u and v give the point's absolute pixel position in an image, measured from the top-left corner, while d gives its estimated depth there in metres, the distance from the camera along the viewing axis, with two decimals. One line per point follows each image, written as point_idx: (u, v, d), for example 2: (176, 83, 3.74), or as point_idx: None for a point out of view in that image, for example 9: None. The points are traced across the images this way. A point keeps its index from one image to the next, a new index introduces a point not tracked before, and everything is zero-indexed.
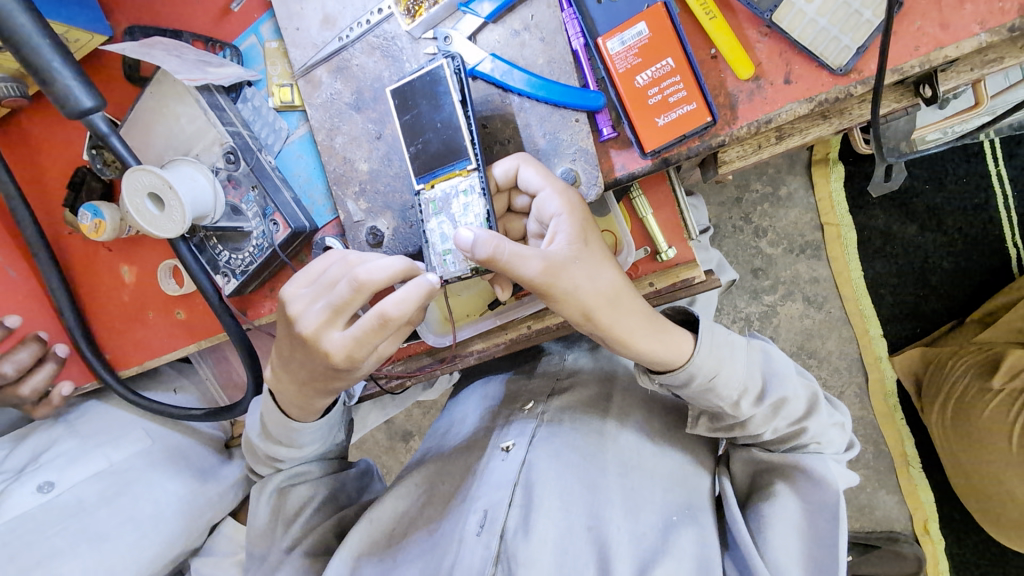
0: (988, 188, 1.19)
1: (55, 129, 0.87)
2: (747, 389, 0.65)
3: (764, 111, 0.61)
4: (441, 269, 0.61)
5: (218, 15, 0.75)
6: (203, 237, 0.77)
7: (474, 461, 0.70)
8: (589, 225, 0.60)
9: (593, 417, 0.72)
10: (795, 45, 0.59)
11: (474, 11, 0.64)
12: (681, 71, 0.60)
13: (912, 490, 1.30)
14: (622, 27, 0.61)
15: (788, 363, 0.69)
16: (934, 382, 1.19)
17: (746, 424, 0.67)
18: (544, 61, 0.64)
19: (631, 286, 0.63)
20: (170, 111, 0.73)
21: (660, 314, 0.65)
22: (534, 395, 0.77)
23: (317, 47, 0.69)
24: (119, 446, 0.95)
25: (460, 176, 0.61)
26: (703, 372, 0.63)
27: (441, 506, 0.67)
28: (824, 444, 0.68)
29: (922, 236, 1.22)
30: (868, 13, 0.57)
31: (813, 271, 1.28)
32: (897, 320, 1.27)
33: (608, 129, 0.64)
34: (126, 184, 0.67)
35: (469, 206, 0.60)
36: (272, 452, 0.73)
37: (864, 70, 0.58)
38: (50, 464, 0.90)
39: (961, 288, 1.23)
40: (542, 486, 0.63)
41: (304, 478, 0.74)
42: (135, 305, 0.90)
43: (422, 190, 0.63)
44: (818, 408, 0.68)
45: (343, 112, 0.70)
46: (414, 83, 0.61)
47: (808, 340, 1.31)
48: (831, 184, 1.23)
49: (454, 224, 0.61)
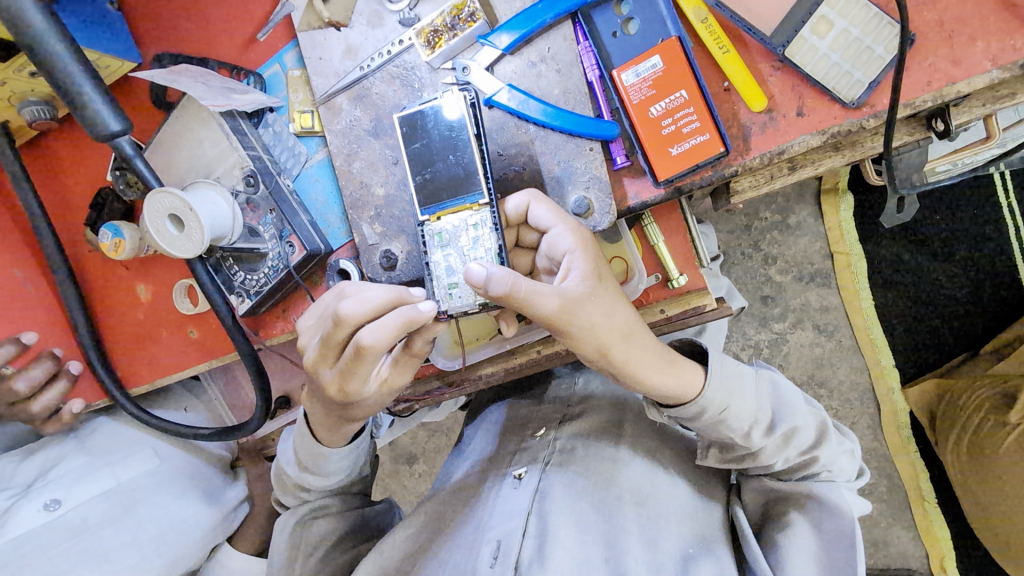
0: (1000, 220, 1.18)
1: (81, 151, 0.89)
2: (758, 420, 0.64)
3: (776, 143, 0.61)
4: (446, 303, 0.60)
5: (244, 44, 0.78)
6: (219, 257, 0.79)
7: (485, 490, 0.69)
8: (602, 262, 0.60)
9: (606, 444, 0.72)
10: (808, 79, 0.60)
11: (492, 43, 0.65)
12: (694, 103, 0.61)
13: (928, 527, 1.27)
14: (637, 60, 0.62)
15: (797, 392, 0.69)
16: (949, 415, 1.17)
17: (758, 455, 0.65)
18: (559, 92, 0.66)
19: (643, 323, 0.63)
20: (194, 135, 0.75)
21: (670, 349, 0.66)
22: (545, 421, 0.77)
23: (339, 76, 0.71)
24: (129, 464, 0.94)
25: (469, 210, 0.61)
26: (715, 404, 0.63)
27: (451, 534, 0.66)
28: (836, 472, 0.67)
29: (933, 266, 1.21)
30: (880, 49, 0.58)
31: (823, 300, 1.28)
32: (910, 351, 1.25)
33: (621, 158, 0.65)
34: (149, 206, 0.69)
35: (480, 239, 0.61)
36: (300, 480, 0.73)
37: (876, 104, 0.59)
38: (58, 480, 0.89)
39: (973, 320, 1.22)
40: (555, 516, 0.63)
41: (325, 512, 0.74)
42: (149, 324, 0.91)
43: (426, 221, 0.62)
44: (828, 436, 0.67)
45: (361, 139, 0.71)
46: (425, 112, 0.61)
47: (818, 370, 1.30)
48: (840, 213, 1.24)
49: (462, 258, 0.61)
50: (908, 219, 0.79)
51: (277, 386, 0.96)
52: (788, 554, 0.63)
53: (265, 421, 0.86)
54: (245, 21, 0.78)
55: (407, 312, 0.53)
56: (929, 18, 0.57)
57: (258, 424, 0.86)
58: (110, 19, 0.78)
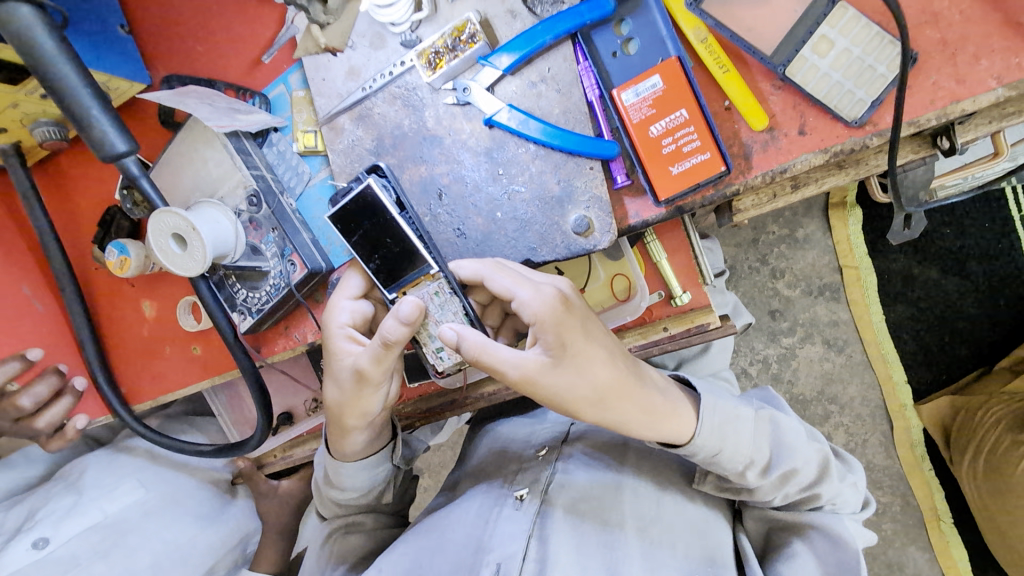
0: (1012, 234, 1.17)
1: (92, 169, 0.90)
2: (753, 461, 0.62)
3: (779, 162, 0.61)
4: (439, 364, 0.65)
5: (250, 65, 0.79)
6: (222, 275, 0.79)
7: (486, 508, 0.68)
8: (572, 327, 0.56)
9: (609, 465, 0.71)
10: (809, 98, 0.59)
11: (493, 64, 0.65)
12: (695, 122, 0.61)
13: (945, 549, 1.24)
14: (637, 79, 0.62)
15: (799, 430, 0.66)
16: (965, 432, 1.14)
17: (754, 491, 0.64)
18: (559, 111, 0.66)
19: (632, 377, 0.58)
20: (199, 155, 0.76)
21: (665, 401, 0.60)
22: (548, 442, 0.76)
23: (341, 97, 0.72)
24: (115, 497, 0.94)
25: (427, 281, 0.64)
26: (706, 449, 0.61)
27: (452, 553, 0.65)
28: (841, 505, 0.66)
29: (945, 280, 1.20)
30: (882, 67, 0.57)
31: (832, 314, 1.26)
32: (922, 366, 1.23)
33: (622, 177, 0.65)
34: (153, 225, 0.69)
35: (445, 304, 0.63)
36: (329, 493, 0.76)
37: (880, 122, 0.58)
38: (47, 518, 0.89)
39: (987, 335, 1.20)
40: (557, 540, 0.63)
41: (357, 528, 0.77)
42: (153, 340, 0.91)
43: (394, 298, 0.65)
44: (830, 473, 0.65)
45: (363, 158, 0.72)
46: (350, 205, 0.63)
47: (829, 385, 1.28)
48: (849, 227, 1.22)
49: (437, 324, 0.64)
50: (916, 234, 0.78)
51: (279, 402, 0.96)
52: None
53: (266, 437, 0.85)
54: (251, 43, 0.79)
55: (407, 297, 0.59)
56: (932, 36, 0.56)
57: (259, 440, 0.86)
58: (120, 41, 0.79)
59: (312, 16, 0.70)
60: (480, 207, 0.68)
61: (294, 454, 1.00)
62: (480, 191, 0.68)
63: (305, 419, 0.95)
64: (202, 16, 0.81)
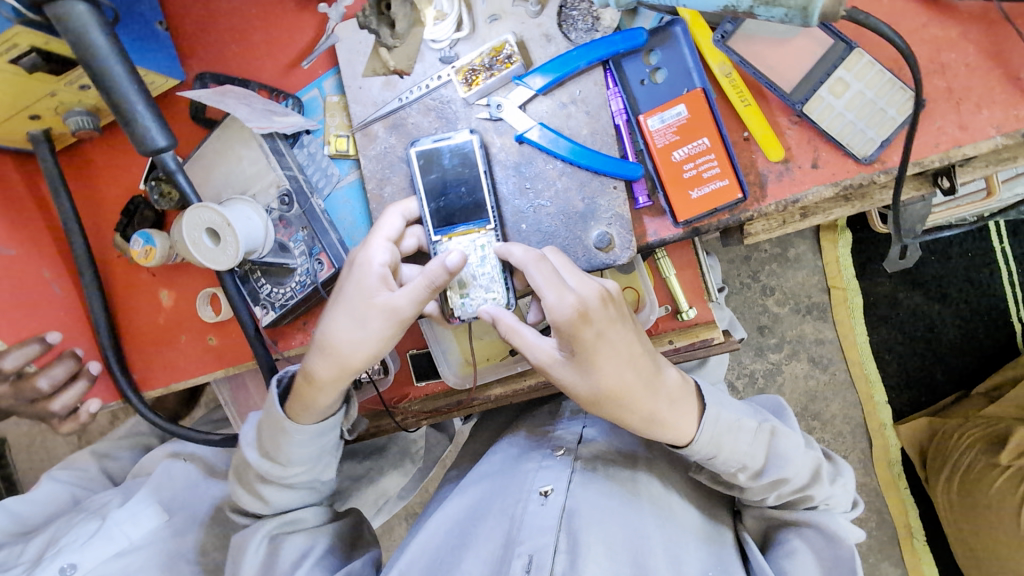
0: (992, 265, 1.23)
1: (117, 158, 0.92)
2: (747, 466, 0.66)
3: (791, 192, 0.65)
4: (459, 310, 0.69)
5: (286, 67, 0.82)
6: (248, 269, 0.81)
7: (511, 504, 0.71)
8: (589, 336, 0.59)
9: (623, 467, 0.74)
10: (823, 134, 0.64)
11: (527, 84, 0.69)
12: (716, 150, 0.65)
13: (916, 565, 1.30)
14: (663, 107, 0.66)
15: (799, 441, 0.69)
16: (941, 453, 1.20)
17: (745, 489, 0.70)
18: (587, 132, 0.69)
19: (640, 385, 0.61)
20: (235, 153, 0.78)
21: (669, 406, 0.63)
22: (563, 441, 0.78)
23: (377, 105, 0.75)
24: (137, 521, 0.89)
25: (478, 233, 0.69)
26: (703, 453, 0.66)
27: (479, 548, 0.69)
28: (833, 505, 0.71)
29: (927, 305, 1.26)
30: (892, 111, 0.62)
31: (819, 332, 1.32)
32: (901, 388, 1.29)
33: (643, 198, 0.69)
34: (188, 219, 0.72)
35: (486, 257, 0.68)
36: (262, 469, 0.71)
37: (887, 161, 0.62)
38: (69, 545, 0.85)
39: (966, 360, 1.27)
40: (586, 534, 0.65)
41: (298, 526, 0.75)
42: (169, 328, 0.93)
43: (441, 241, 0.68)
44: (821, 477, 0.69)
45: (394, 165, 0.74)
46: (440, 149, 0.69)
47: (812, 402, 1.33)
48: (838, 249, 1.28)
49: (473, 274, 0.68)
50: (909, 265, 0.84)
51: None
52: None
53: None
54: (289, 46, 0.82)
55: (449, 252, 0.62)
56: (939, 84, 0.61)
57: None
58: (159, 37, 0.81)
59: (381, 39, 0.73)
60: (505, 218, 0.71)
61: None
62: (506, 203, 0.71)
63: None
64: (239, 17, 0.83)
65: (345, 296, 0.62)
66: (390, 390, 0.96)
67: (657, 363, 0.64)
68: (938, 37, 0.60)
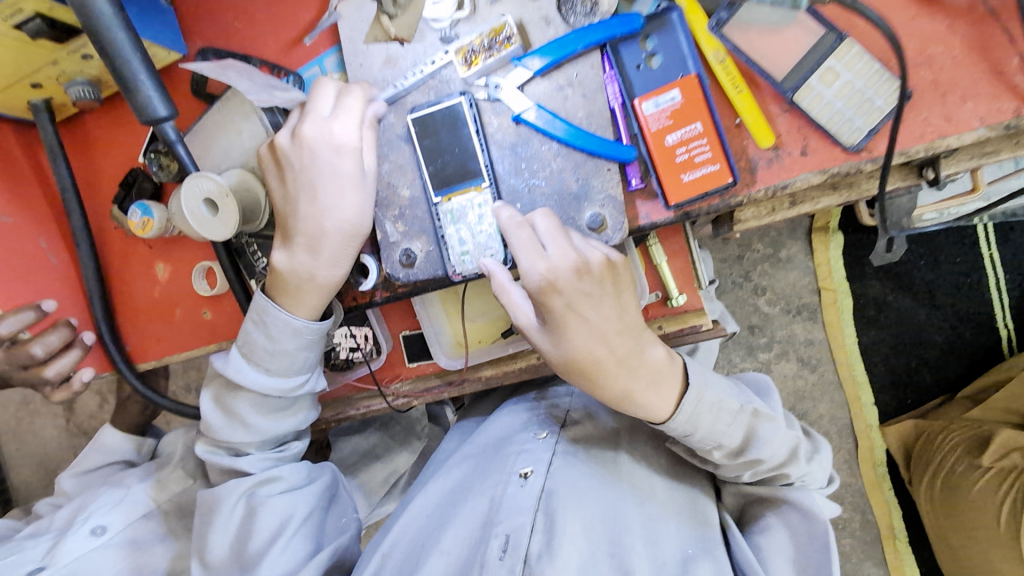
0: (980, 270, 1.25)
1: (117, 131, 0.92)
2: (721, 445, 0.67)
3: (780, 178, 0.67)
4: (459, 267, 0.73)
5: (289, 44, 0.83)
6: (244, 243, 0.82)
7: (492, 484, 0.72)
8: (559, 304, 0.62)
9: (606, 449, 0.76)
10: (813, 122, 0.65)
11: (525, 65, 0.70)
12: (708, 135, 0.66)
13: (898, 564, 1.33)
14: (658, 91, 0.67)
15: (778, 424, 0.69)
16: (926, 454, 1.22)
17: (719, 466, 0.71)
18: (583, 115, 0.70)
19: (612, 361, 0.63)
20: (235, 126, 0.79)
21: (647, 387, 0.64)
22: (547, 425, 0.80)
23: (377, 83, 0.76)
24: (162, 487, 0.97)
25: (474, 192, 0.72)
26: (680, 430, 0.66)
27: (457, 528, 0.69)
28: (809, 481, 0.71)
29: (915, 308, 1.28)
30: (880, 101, 0.63)
31: (808, 333, 1.34)
32: (887, 389, 1.32)
33: (636, 180, 0.70)
34: (186, 189, 0.72)
35: (483, 216, 0.72)
36: (263, 385, 0.73)
37: (874, 150, 0.64)
38: (98, 509, 0.94)
39: (952, 364, 1.29)
40: (564, 513, 0.66)
41: (275, 481, 0.76)
42: (164, 301, 0.94)
43: (440, 203, 0.73)
44: (798, 455, 0.69)
45: (393, 142, 0.75)
46: (433, 115, 0.72)
47: (800, 402, 1.36)
48: (829, 251, 1.29)
49: (471, 232, 0.72)
50: (897, 258, 0.86)
51: None
52: (769, 557, 0.69)
53: None
54: (292, 23, 0.82)
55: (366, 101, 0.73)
56: (925, 76, 0.62)
57: None
58: (161, 11, 0.82)
59: (384, 8, 0.75)
60: (499, 197, 0.72)
61: None
62: (501, 182, 0.72)
63: None
64: None
65: (355, 181, 0.68)
66: (383, 369, 0.97)
67: (641, 341, 0.65)
68: (926, 31, 0.62)
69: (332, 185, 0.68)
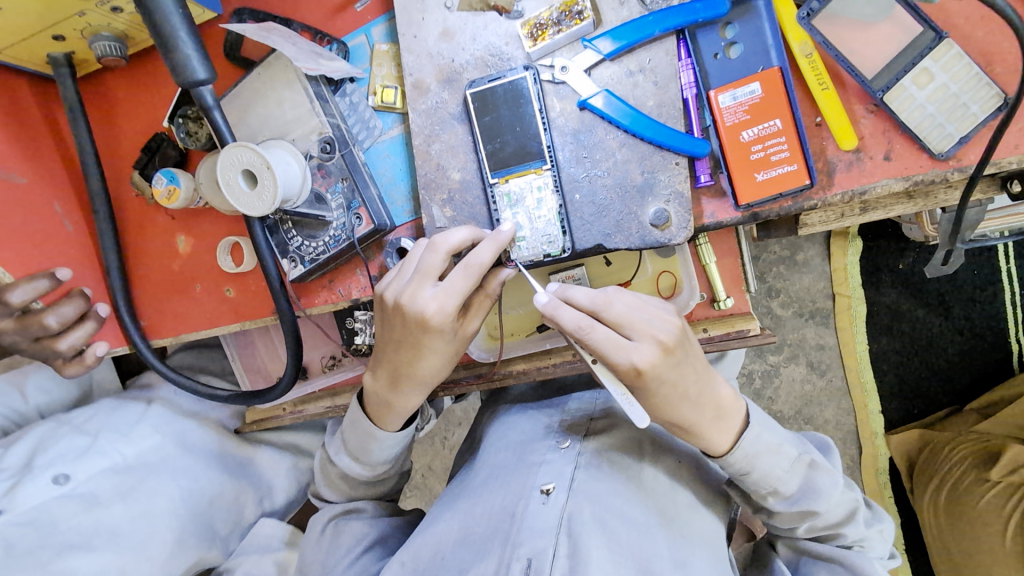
0: (997, 284, 1.23)
1: (140, 92, 0.87)
2: (777, 490, 0.68)
3: (860, 183, 0.63)
4: (513, 253, 0.68)
5: (333, 9, 0.78)
6: (277, 220, 0.77)
7: (512, 500, 0.70)
8: (654, 386, 0.62)
9: (631, 460, 0.75)
10: (900, 126, 0.62)
11: (595, 47, 0.66)
12: (787, 133, 0.63)
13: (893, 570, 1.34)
14: (736, 83, 0.64)
15: (838, 481, 0.70)
16: (929, 467, 1.21)
17: (773, 514, 0.72)
18: (653, 104, 0.66)
19: (706, 419, 0.65)
20: (275, 95, 0.74)
21: (716, 425, 0.66)
22: (570, 433, 0.78)
23: (431, 57, 0.71)
24: (131, 442, 1.00)
25: (534, 174, 0.68)
26: (736, 467, 0.67)
27: (479, 547, 0.67)
28: (867, 547, 0.74)
29: (929, 318, 1.26)
30: (975, 107, 0.59)
31: (820, 338, 1.32)
32: (896, 398, 1.31)
33: (705, 176, 0.66)
34: (224, 158, 0.68)
35: (543, 200, 0.68)
36: (350, 467, 0.82)
37: (963, 159, 0.61)
38: (60, 458, 0.95)
39: (960, 376, 1.28)
40: (587, 537, 0.63)
41: (358, 514, 0.83)
42: (184, 275, 0.89)
43: (496, 184, 0.69)
44: (856, 518, 0.71)
45: (445, 121, 0.71)
46: (495, 90, 0.68)
47: (807, 406, 1.35)
48: (847, 257, 1.27)
49: (529, 217, 0.68)
50: (949, 270, 0.82)
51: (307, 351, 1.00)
52: None
53: (290, 389, 0.87)
54: None
55: (495, 238, 0.64)
56: None
57: (288, 385, 0.86)
58: None
59: None
60: (559, 185, 0.68)
61: (305, 410, 1.02)
62: (561, 169, 0.68)
63: (321, 375, 1.00)
64: None
65: (437, 352, 0.68)
66: None
67: (709, 377, 0.66)
68: None
69: (411, 349, 0.68)
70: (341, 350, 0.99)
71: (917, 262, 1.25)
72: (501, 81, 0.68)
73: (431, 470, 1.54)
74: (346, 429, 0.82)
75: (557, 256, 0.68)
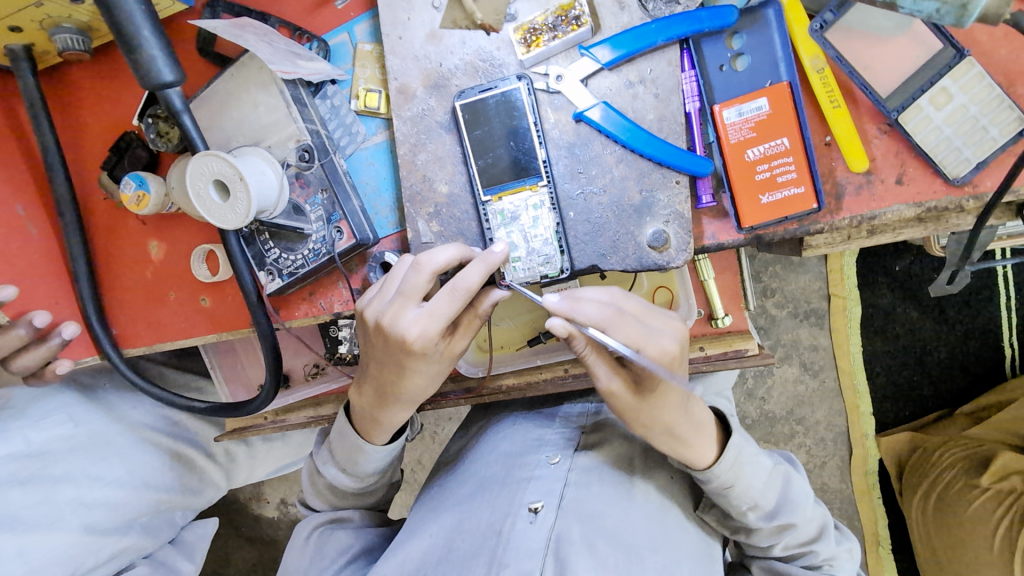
0: (993, 287, 1.21)
1: (107, 87, 0.81)
2: (758, 504, 0.66)
3: (870, 207, 0.60)
4: (510, 275, 0.64)
5: (313, 4, 0.72)
6: (254, 229, 0.73)
7: (498, 519, 0.66)
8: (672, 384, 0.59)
9: (622, 476, 0.72)
10: (914, 148, 0.58)
11: (592, 55, 0.62)
12: (795, 152, 0.59)
13: (878, 568, 1.33)
14: (743, 98, 0.60)
15: (808, 492, 0.70)
16: (919, 468, 1.20)
17: (751, 534, 0.70)
18: (654, 117, 0.62)
19: (693, 420, 0.63)
20: (250, 98, 0.69)
21: (699, 426, 0.64)
22: (560, 448, 0.75)
23: (417, 60, 0.66)
24: (39, 427, 0.92)
25: (529, 191, 0.64)
26: (720, 481, 0.65)
27: (460, 566, 0.64)
28: (836, 565, 0.72)
29: (923, 321, 1.24)
30: (994, 130, 0.56)
31: (814, 339, 1.30)
32: (888, 400, 1.29)
33: (707, 197, 0.63)
34: (193, 166, 0.63)
35: (540, 218, 0.64)
36: (337, 477, 0.78)
37: (979, 185, 0.58)
38: None
39: (953, 380, 1.26)
40: (575, 560, 0.60)
41: (343, 524, 0.80)
42: (157, 283, 0.84)
43: (489, 202, 0.65)
44: (827, 534, 0.71)
45: (432, 130, 0.66)
46: (486, 100, 0.64)
47: (799, 406, 1.33)
48: (844, 258, 1.24)
49: (525, 237, 0.64)
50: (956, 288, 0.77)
51: (289, 359, 0.97)
52: None
53: (268, 403, 0.82)
54: None
55: (485, 259, 0.59)
56: None
57: (266, 400, 0.82)
58: None
59: None
60: (555, 202, 0.64)
61: (288, 420, 0.99)
62: (557, 184, 0.64)
63: (304, 384, 0.96)
64: None
65: (423, 372, 0.65)
66: None
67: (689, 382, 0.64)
68: None
69: (395, 370, 0.64)
70: (324, 359, 0.95)
71: (914, 265, 1.22)
72: (490, 91, 0.64)
73: (418, 465, 1.52)
74: (332, 441, 0.78)
75: (555, 277, 0.64)
